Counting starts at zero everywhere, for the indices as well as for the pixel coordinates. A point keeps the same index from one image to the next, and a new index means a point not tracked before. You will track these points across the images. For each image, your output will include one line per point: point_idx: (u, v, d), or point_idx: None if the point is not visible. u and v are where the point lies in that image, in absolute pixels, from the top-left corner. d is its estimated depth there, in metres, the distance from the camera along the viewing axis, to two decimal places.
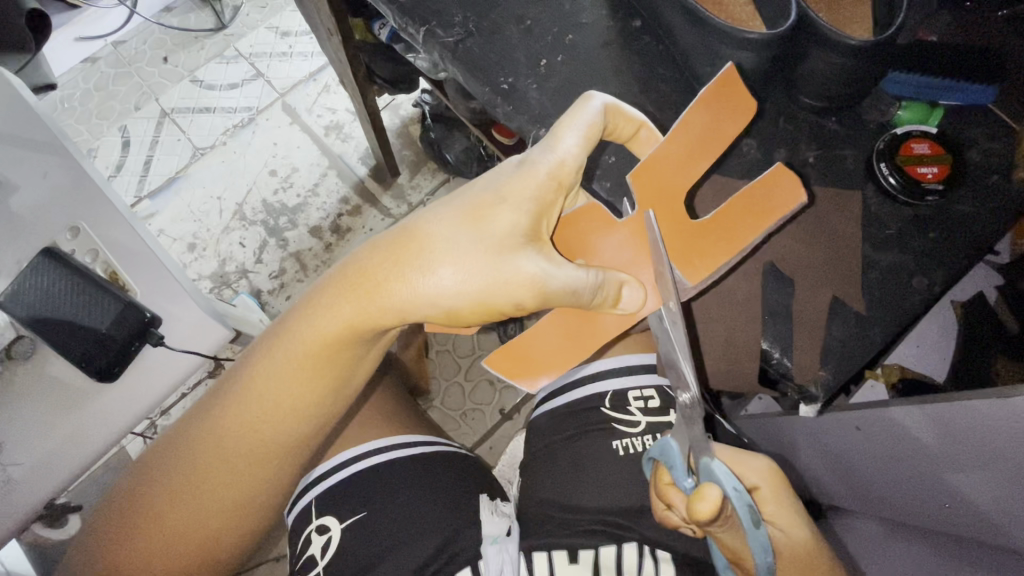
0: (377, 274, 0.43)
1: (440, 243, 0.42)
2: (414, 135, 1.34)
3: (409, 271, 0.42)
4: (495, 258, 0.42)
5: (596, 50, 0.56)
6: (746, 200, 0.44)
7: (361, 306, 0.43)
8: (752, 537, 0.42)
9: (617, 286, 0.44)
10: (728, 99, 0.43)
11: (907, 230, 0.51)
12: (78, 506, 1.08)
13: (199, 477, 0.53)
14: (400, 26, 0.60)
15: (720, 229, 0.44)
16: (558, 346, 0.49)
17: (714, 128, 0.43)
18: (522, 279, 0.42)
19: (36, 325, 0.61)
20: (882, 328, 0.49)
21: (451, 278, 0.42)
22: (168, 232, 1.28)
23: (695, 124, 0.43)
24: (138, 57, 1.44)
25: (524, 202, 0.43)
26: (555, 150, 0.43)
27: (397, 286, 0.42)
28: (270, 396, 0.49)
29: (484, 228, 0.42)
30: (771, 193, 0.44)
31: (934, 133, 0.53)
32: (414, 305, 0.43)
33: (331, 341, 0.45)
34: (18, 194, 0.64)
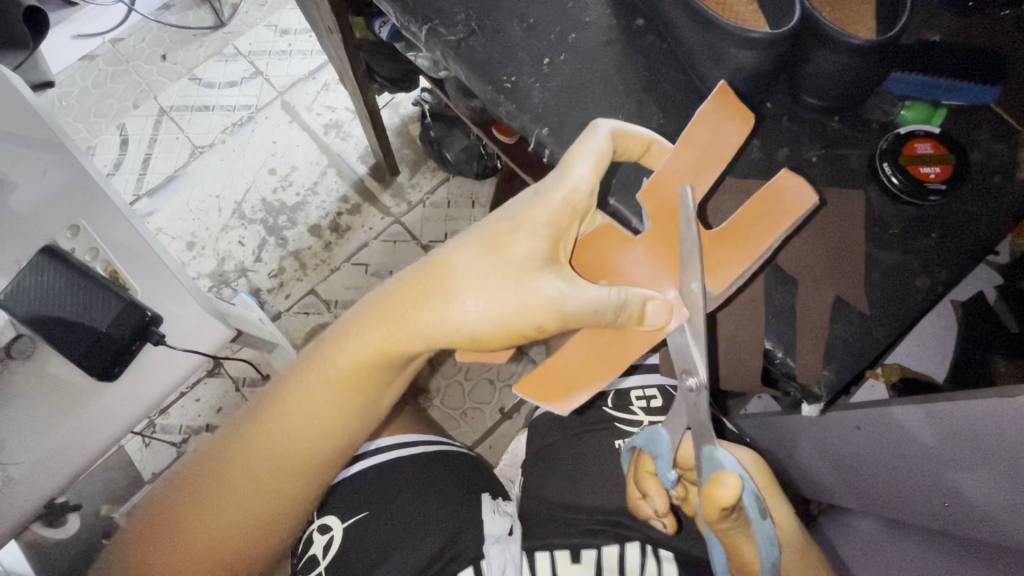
0: (405, 301, 0.44)
1: (459, 273, 0.43)
2: (414, 133, 1.34)
3: (434, 297, 0.43)
4: (516, 283, 0.42)
5: (599, 49, 0.56)
6: (758, 206, 0.43)
7: (389, 333, 0.45)
8: (758, 528, 0.43)
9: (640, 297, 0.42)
10: (731, 108, 0.44)
11: (909, 229, 0.51)
12: (77, 506, 1.08)
13: (228, 494, 0.50)
14: (401, 24, 0.60)
15: (737, 236, 0.44)
16: (592, 367, 0.46)
17: (717, 138, 0.44)
18: (543, 301, 0.42)
19: (36, 324, 0.60)
20: (885, 328, 0.49)
21: (474, 303, 0.42)
22: (167, 230, 1.28)
23: (700, 135, 0.44)
24: (135, 54, 1.43)
25: (541, 227, 0.43)
26: (567, 178, 0.43)
27: (421, 314, 0.43)
28: (297, 417, 0.49)
29: (502, 256, 0.43)
30: (782, 198, 0.43)
31: (937, 133, 0.53)
32: (438, 330, 0.43)
33: (362, 364, 0.46)
34: (17, 192, 0.64)
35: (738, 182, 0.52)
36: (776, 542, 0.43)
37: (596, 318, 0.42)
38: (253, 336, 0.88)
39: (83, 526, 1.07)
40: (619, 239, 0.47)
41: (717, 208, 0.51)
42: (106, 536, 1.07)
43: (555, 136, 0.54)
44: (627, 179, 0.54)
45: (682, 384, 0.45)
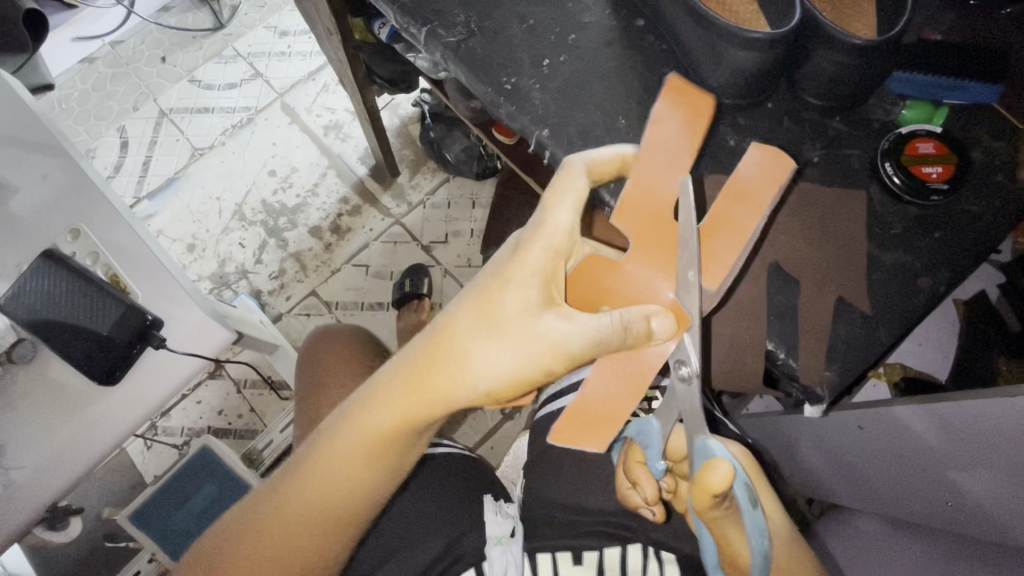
0: (418, 369, 0.44)
1: (457, 335, 0.42)
2: (414, 134, 1.34)
3: (443, 360, 0.42)
4: (520, 333, 0.41)
5: (599, 50, 0.56)
6: (739, 186, 0.43)
7: (406, 399, 0.44)
8: (749, 517, 0.43)
9: (638, 315, 0.42)
10: (690, 101, 0.45)
11: (911, 229, 0.51)
12: (79, 509, 1.08)
13: (269, 553, 0.51)
14: (401, 26, 0.60)
15: (727, 222, 0.43)
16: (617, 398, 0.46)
17: (686, 126, 0.45)
18: (551, 343, 0.41)
19: (36, 328, 0.60)
20: (887, 328, 0.49)
21: (482, 360, 0.41)
22: (167, 232, 1.28)
23: (668, 127, 0.44)
24: (135, 56, 1.43)
25: (531, 273, 0.42)
26: (546, 225, 0.43)
27: (429, 380, 0.43)
28: (328, 480, 0.49)
29: (496, 313, 0.42)
30: (765, 171, 0.43)
31: (938, 132, 0.53)
32: (452, 388, 0.42)
33: (386, 429, 0.46)
34: (19, 196, 0.64)
35: None
36: (767, 532, 0.43)
37: (607, 345, 0.42)
38: (255, 337, 0.88)
39: (86, 529, 1.08)
40: (605, 266, 0.46)
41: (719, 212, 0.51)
42: (109, 539, 1.07)
43: (555, 137, 0.54)
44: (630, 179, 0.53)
45: (673, 375, 0.45)
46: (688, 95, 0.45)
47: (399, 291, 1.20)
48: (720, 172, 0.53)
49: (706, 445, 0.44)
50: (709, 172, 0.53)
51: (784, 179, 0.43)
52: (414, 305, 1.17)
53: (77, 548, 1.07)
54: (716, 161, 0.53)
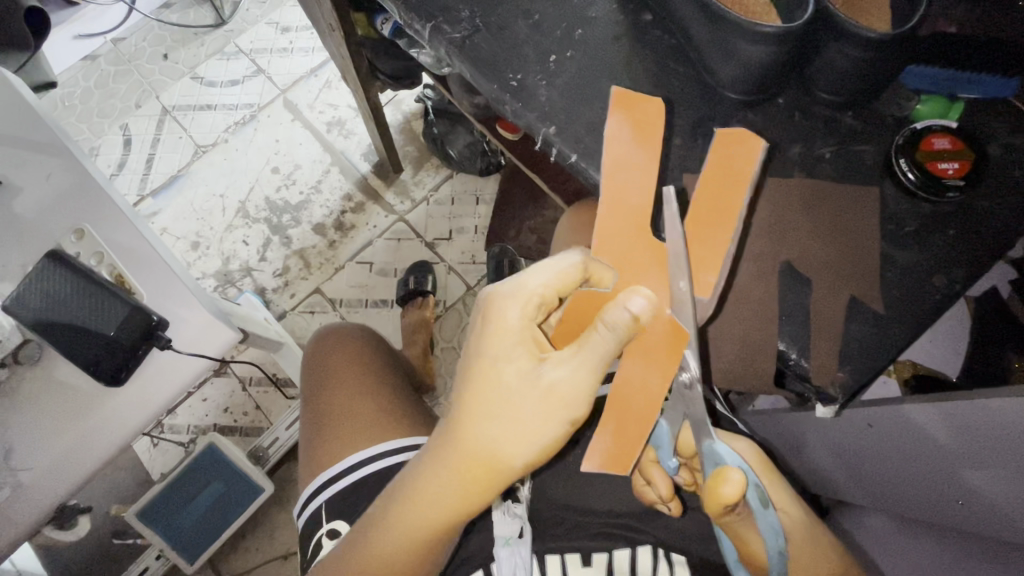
0: (449, 461, 0.43)
1: (476, 422, 0.41)
2: (417, 130, 1.33)
3: (468, 446, 0.42)
4: (531, 398, 0.41)
5: (606, 44, 0.55)
6: (711, 186, 0.44)
7: (446, 488, 0.43)
8: (762, 518, 0.44)
9: (618, 312, 0.41)
10: (642, 124, 0.46)
11: (926, 226, 0.50)
12: (88, 507, 1.08)
13: None
14: (405, 22, 0.59)
15: (709, 220, 0.44)
16: (637, 424, 0.47)
17: (643, 135, 0.46)
18: (562, 395, 0.41)
19: (41, 329, 0.60)
20: (901, 328, 0.48)
21: (511, 434, 0.41)
22: (171, 230, 1.27)
23: (630, 151, 0.46)
24: (138, 53, 1.43)
25: (513, 340, 0.42)
26: (517, 295, 0.42)
27: (468, 468, 0.42)
28: (390, 565, 0.48)
29: (505, 389, 0.41)
30: (731, 165, 0.44)
31: (954, 127, 0.52)
32: (488, 464, 0.42)
33: (435, 516, 0.45)
34: (21, 196, 0.63)
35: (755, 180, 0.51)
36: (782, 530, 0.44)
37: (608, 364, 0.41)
38: (259, 337, 0.88)
39: (94, 527, 1.08)
40: (595, 300, 0.46)
41: None
42: (118, 536, 1.08)
43: (562, 134, 0.53)
44: None
45: (676, 380, 0.45)
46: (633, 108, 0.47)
47: (403, 288, 1.19)
48: None
49: (716, 451, 0.44)
50: None
51: (754, 159, 0.44)
52: (419, 302, 1.16)
53: (85, 545, 1.07)
54: None
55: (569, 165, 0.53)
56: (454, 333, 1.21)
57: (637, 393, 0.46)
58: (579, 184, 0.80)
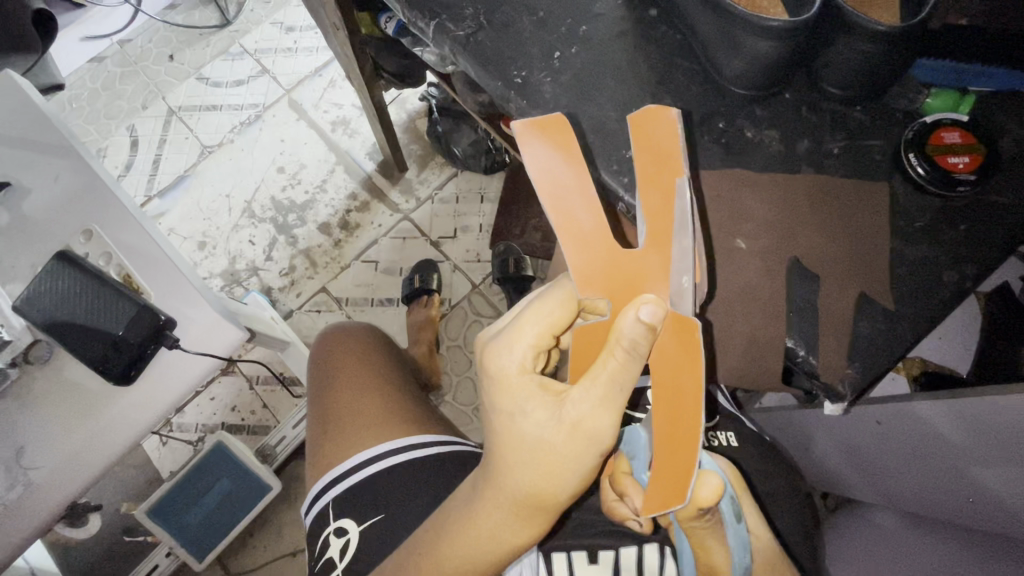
0: (490, 510, 0.41)
1: (503, 475, 0.40)
2: (421, 129, 1.32)
3: (505, 494, 0.40)
4: (558, 441, 0.38)
5: (611, 41, 0.55)
6: (649, 175, 0.39)
7: (495, 535, 0.41)
8: (735, 531, 0.47)
9: (631, 327, 0.37)
10: (563, 142, 0.42)
11: (936, 223, 0.49)
12: (98, 505, 1.09)
13: None
14: (409, 21, 0.59)
15: (657, 219, 0.39)
16: (686, 441, 0.38)
17: (567, 156, 0.42)
18: (588, 430, 0.38)
19: (52, 328, 0.61)
20: (910, 324, 0.47)
21: (541, 475, 0.39)
22: (178, 231, 1.28)
23: (559, 175, 0.42)
24: (143, 55, 1.43)
25: (525, 386, 0.40)
26: (512, 343, 0.41)
27: (507, 513, 0.41)
28: None
29: (523, 437, 0.39)
30: (655, 143, 0.39)
31: (965, 121, 0.51)
32: (532, 505, 0.40)
33: (488, 564, 0.43)
34: (32, 197, 0.65)
35: (760, 177, 0.51)
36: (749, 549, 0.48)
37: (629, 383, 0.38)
38: (266, 335, 0.88)
39: (104, 525, 1.09)
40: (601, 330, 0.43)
41: (739, 213, 0.50)
42: (128, 533, 1.08)
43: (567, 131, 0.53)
44: None
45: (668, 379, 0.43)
46: (548, 127, 0.43)
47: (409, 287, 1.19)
48: (737, 164, 0.52)
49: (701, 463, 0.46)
50: (727, 165, 0.52)
51: (676, 131, 0.37)
52: (423, 301, 1.16)
53: (95, 543, 1.08)
54: (733, 154, 0.52)
55: None
56: (460, 331, 1.21)
57: (673, 408, 0.40)
58: None
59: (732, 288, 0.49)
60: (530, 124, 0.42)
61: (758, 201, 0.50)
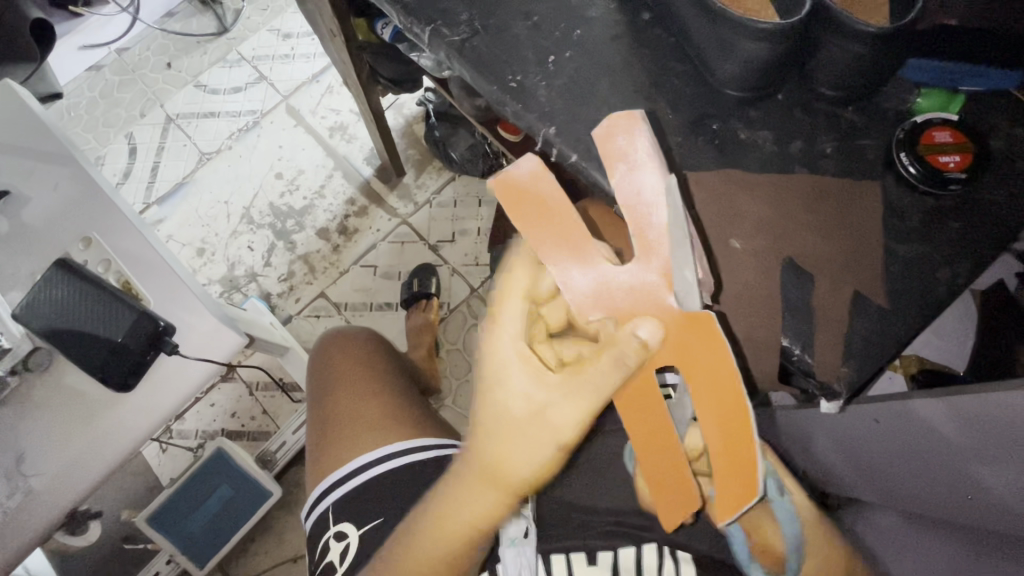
0: (469, 473, 0.49)
1: (484, 441, 0.48)
2: (419, 133, 1.33)
3: (485, 460, 0.48)
4: (525, 421, 0.45)
5: (605, 44, 0.55)
6: (625, 188, 0.44)
7: (470, 503, 0.49)
8: None
9: (629, 341, 0.42)
10: (536, 190, 0.46)
11: (928, 221, 0.50)
12: (98, 512, 1.09)
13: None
14: (405, 27, 0.60)
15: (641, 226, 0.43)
16: (741, 440, 0.41)
17: (541, 196, 0.46)
18: (563, 417, 0.44)
19: (52, 335, 0.61)
20: (905, 322, 0.48)
21: (518, 449, 0.46)
22: (177, 237, 1.28)
23: (538, 221, 0.46)
24: (141, 62, 1.44)
25: (511, 368, 0.47)
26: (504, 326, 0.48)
27: (483, 473, 0.48)
28: None
29: (502, 413, 0.46)
30: (617, 159, 0.44)
31: (955, 120, 0.52)
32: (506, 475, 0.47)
33: (463, 522, 0.50)
34: (31, 205, 0.65)
35: (754, 177, 0.51)
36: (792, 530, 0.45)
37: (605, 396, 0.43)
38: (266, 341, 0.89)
39: (104, 532, 1.09)
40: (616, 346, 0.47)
41: (734, 213, 0.51)
42: (128, 540, 1.08)
43: (562, 134, 0.53)
44: None
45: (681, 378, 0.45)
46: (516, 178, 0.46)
47: (408, 291, 1.20)
48: (730, 165, 0.52)
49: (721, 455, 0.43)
50: (722, 166, 0.52)
51: (636, 142, 0.44)
52: (422, 305, 1.16)
53: (95, 552, 1.08)
54: (726, 155, 0.52)
55: (570, 165, 0.53)
56: (459, 335, 1.21)
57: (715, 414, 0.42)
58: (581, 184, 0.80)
59: (728, 288, 0.49)
60: (501, 180, 0.46)
61: (752, 202, 0.51)
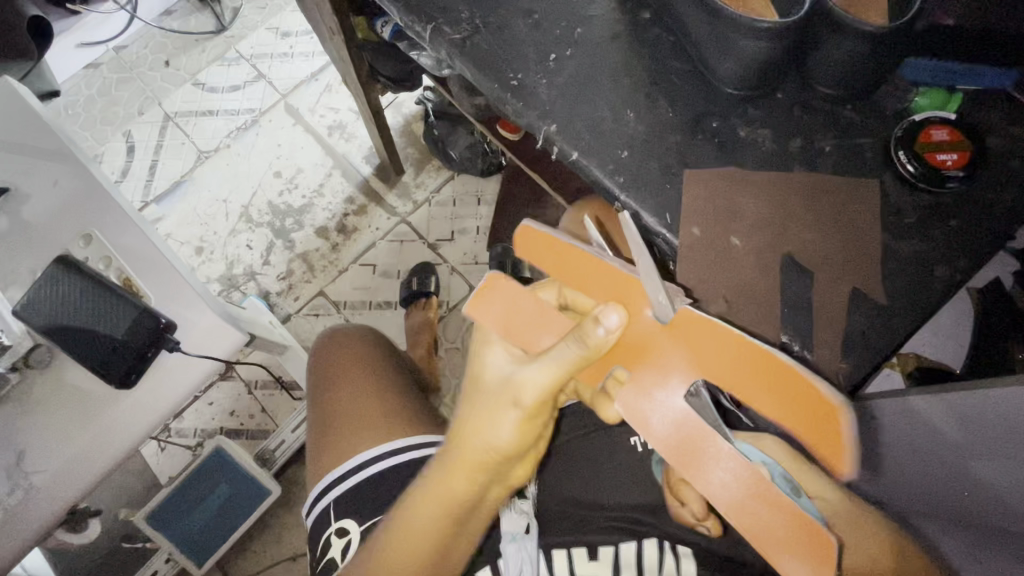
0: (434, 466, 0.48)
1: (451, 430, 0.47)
2: (417, 132, 1.33)
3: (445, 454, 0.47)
4: (495, 396, 0.44)
5: (605, 42, 0.56)
6: (561, 254, 0.45)
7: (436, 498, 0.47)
8: None
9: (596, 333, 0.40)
10: (498, 297, 0.46)
11: (928, 218, 0.50)
12: (97, 511, 1.09)
13: None
14: (406, 25, 0.60)
15: (597, 270, 0.43)
16: (801, 390, 0.36)
17: (504, 298, 0.46)
18: (514, 393, 0.43)
19: (51, 333, 0.61)
20: (903, 318, 0.48)
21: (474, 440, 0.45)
22: (175, 236, 1.28)
23: (502, 316, 0.46)
24: (139, 61, 1.44)
25: (481, 347, 0.47)
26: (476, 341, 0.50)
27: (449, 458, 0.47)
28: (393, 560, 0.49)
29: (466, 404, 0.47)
30: (541, 238, 0.46)
31: (953, 119, 0.52)
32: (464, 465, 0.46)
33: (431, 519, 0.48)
34: (30, 203, 0.65)
35: (753, 175, 0.52)
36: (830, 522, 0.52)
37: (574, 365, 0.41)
38: (266, 339, 0.89)
39: (104, 531, 1.09)
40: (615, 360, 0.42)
41: (734, 210, 0.51)
42: (126, 539, 1.08)
43: (563, 132, 0.53)
44: (641, 172, 0.52)
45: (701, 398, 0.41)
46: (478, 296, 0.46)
47: (407, 289, 1.20)
48: (730, 162, 0.52)
49: None
50: (722, 164, 0.52)
51: (541, 228, 0.45)
52: (422, 303, 1.17)
53: (93, 551, 1.07)
54: (727, 152, 0.52)
55: (570, 163, 0.54)
56: (458, 333, 1.22)
57: (756, 384, 0.37)
58: (581, 183, 0.80)
59: (727, 286, 0.50)
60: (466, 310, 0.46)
61: (752, 199, 0.51)
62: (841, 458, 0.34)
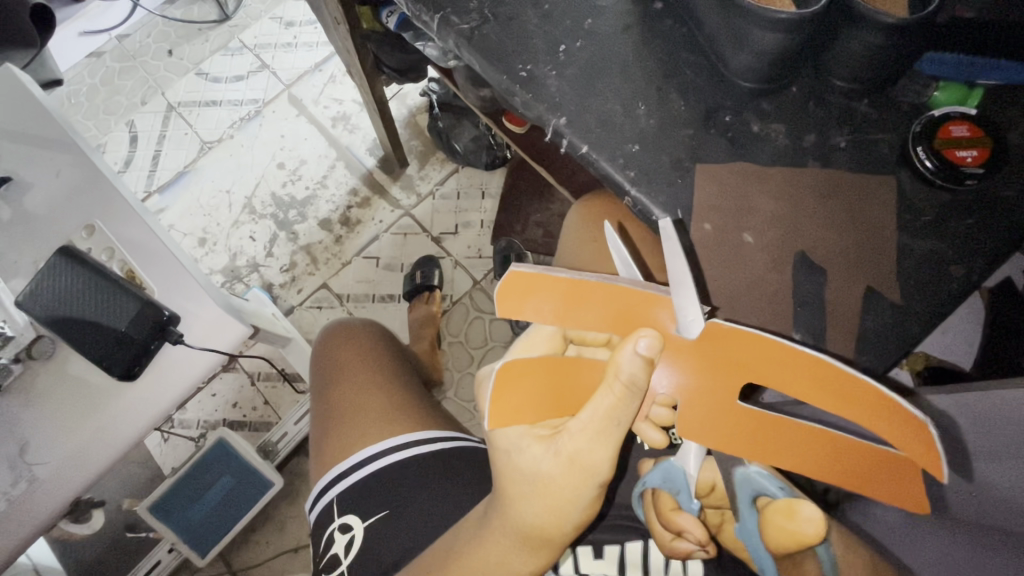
0: (500, 533, 0.48)
1: (511, 506, 0.46)
2: (422, 125, 1.32)
3: (511, 528, 0.47)
4: (558, 469, 0.43)
5: (617, 35, 0.55)
6: (566, 298, 0.40)
7: (511, 560, 0.48)
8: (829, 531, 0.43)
9: (629, 362, 0.39)
10: (515, 373, 0.42)
11: (944, 217, 0.49)
12: (100, 502, 1.08)
13: None
14: (413, 14, 0.59)
15: (612, 299, 0.40)
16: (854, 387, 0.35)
17: (520, 369, 0.42)
18: (584, 461, 0.42)
19: (53, 324, 0.60)
20: (918, 319, 0.48)
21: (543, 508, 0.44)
22: (179, 226, 1.28)
23: (528, 384, 0.42)
24: (141, 50, 1.42)
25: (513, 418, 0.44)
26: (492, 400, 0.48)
27: (519, 530, 0.46)
28: None
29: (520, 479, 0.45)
30: (533, 286, 0.39)
31: (973, 115, 0.51)
32: (537, 535, 0.46)
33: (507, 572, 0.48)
34: (33, 193, 0.64)
35: (765, 171, 0.51)
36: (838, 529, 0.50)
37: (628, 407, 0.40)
38: (269, 333, 0.89)
39: (107, 521, 1.08)
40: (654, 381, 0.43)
41: (746, 207, 0.50)
42: (130, 530, 1.08)
43: (573, 125, 0.53)
44: (652, 167, 0.51)
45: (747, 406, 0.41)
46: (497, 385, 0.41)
47: (410, 283, 1.20)
48: (742, 156, 0.51)
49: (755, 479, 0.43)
50: (735, 160, 0.51)
51: (532, 273, 0.39)
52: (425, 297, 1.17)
53: (97, 540, 1.07)
54: (740, 146, 0.51)
55: (580, 156, 0.53)
56: (462, 328, 1.21)
57: (809, 388, 0.37)
58: (586, 179, 0.80)
59: (739, 283, 0.49)
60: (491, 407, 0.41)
61: (766, 196, 0.50)
62: (935, 464, 0.34)
